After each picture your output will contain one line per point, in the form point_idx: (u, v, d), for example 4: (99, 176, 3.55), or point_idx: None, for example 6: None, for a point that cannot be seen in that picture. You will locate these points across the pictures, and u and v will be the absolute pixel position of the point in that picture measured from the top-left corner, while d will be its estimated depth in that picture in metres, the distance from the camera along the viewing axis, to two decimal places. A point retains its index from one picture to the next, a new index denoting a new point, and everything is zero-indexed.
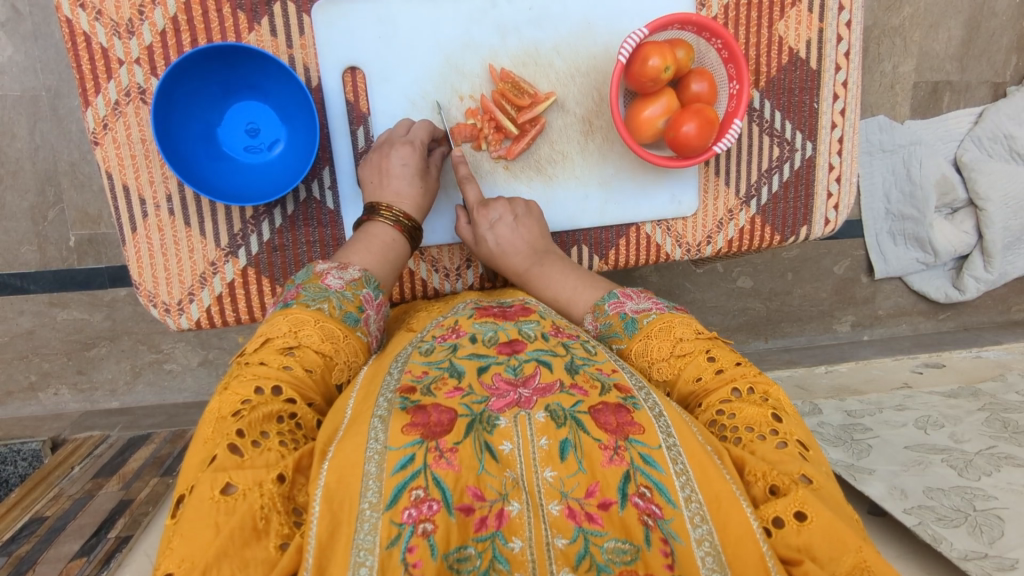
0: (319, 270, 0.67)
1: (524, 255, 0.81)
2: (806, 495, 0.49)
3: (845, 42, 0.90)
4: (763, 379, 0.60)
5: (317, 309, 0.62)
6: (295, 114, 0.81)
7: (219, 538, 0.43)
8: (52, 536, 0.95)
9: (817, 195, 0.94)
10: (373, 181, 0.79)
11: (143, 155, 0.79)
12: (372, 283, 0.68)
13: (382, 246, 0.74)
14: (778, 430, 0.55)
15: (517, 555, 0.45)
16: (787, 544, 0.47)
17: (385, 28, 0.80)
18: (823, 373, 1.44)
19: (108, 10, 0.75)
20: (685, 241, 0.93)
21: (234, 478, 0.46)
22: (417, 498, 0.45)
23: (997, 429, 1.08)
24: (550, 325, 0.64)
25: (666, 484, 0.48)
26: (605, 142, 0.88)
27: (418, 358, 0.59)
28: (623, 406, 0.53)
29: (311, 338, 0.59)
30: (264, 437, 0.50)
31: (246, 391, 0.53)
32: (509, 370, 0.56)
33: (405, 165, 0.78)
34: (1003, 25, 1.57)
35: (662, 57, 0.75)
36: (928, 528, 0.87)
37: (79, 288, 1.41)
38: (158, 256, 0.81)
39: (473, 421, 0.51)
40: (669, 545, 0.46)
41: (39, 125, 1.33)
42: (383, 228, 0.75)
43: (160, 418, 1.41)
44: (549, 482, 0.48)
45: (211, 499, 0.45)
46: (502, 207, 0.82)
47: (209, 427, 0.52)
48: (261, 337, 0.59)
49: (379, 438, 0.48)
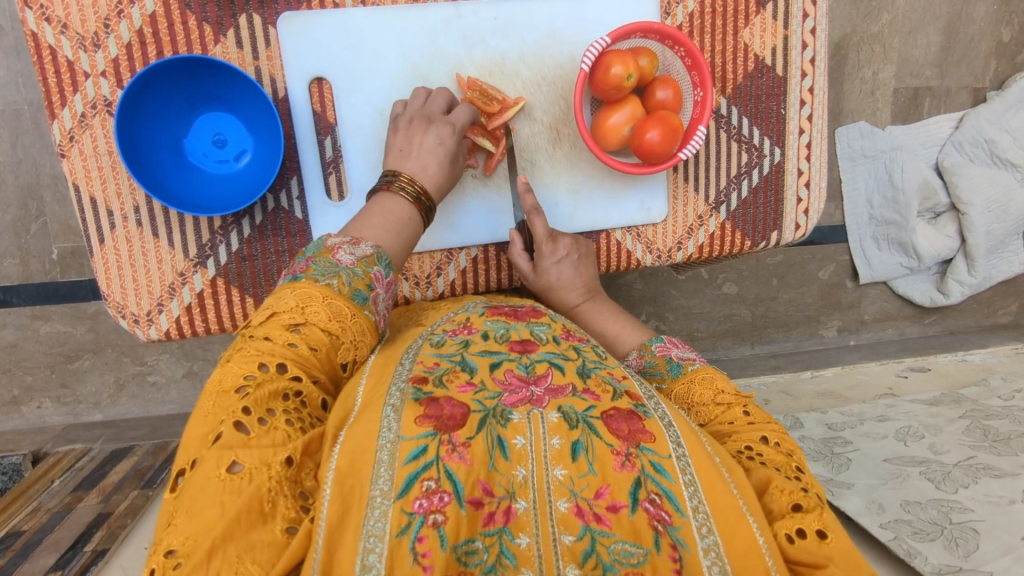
0: (330, 243, 0.63)
1: (580, 290, 0.83)
2: (829, 519, 0.51)
3: (811, 49, 0.91)
4: (791, 439, 0.61)
5: (326, 285, 0.59)
6: (261, 126, 0.81)
7: (226, 518, 0.42)
8: (27, 550, 0.94)
9: (787, 201, 0.95)
10: (399, 149, 0.76)
11: (110, 168, 0.79)
12: (383, 261, 0.64)
13: (398, 223, 0.69)
14: (802, 478, 0.56)
15: (523, 551, 0.46)
16: (808, 552, 0.48)
17: (350, 39, 0.81)
18: (808, 380, 1.45)
19: (73, 24, 0.75)
20: (655, 247, 0.93)
21: (240, 456, 0.45)
22: (428, 489, 0.46)
23: (977, 438, 1.08)
24: (560, 328, 0.65)
25: (675, 492, 0.49)
26: (572, 149, 0.88)
27: (428, 350, 0.60)
28: (635, 413, 0.54)
29: (319, 316, 0.57)
30: (271, 415, 0.50)
31: (249, 366, 0.53)
32: (521, 367, 0.56)
33: (440, 143, 0.77)
34: (981, 32, 1.59)
35: (624, 66, 0.76)
36: (903, 543, 0.87)
37: (62, 301, 1.41)
38: (126, 267, 0.82)
39: (486, 417, 0.51)
40: (677, 551, 0.46)
41: (21, 139, 1.34)
42: (400, 203, 0.71)
43: (143, 431, 1.40)
44: (559, 480, 0.49)
45: (217, 477, 0.44)
46: (569, 246, 0.84)
47: (209, 400, 0.51)
48: (267, 310, 0.57)
49: (392, 427, 0.49)
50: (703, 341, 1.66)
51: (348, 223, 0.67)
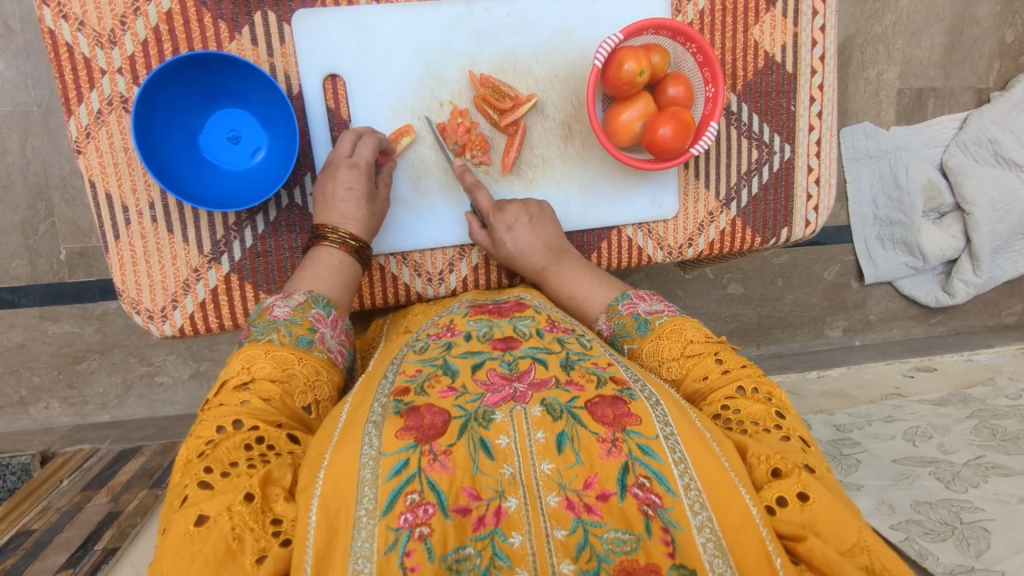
0: (265, 305, 0.67)
1: (542, 252, 0.82)
2: (808, 479, 0.50)
3: (820, 47, 0.92)
4: (769, 381, 0.62)
5: (266, 341, 0.62)
6: (276, 122, 0.82)
7: (196, 566, 0.44)
8: (37, 549, 0.94)
9: (797, 197, 0.95)
10: (320, 201, 0.79)
11: (126, 163, 0.80)
12: (320, 303, 0.69)
13: (329, 270, 0.74)
14: (782, 425, 0.57)
15: (517, 550, 0.45)
16: (791, 522, 0.48)
17: (365, 36, 0.81)
18: (815, 380, 1.45)
19: (90, 21, 0.76)
20: (666, 243, 0.94)
21: (204, 509, 0.47)
22: (412, 502, 0.46)
23: (985, 438, 1.08)
24: (545, 320, 0.65)
25: (665, 473, 0.48)
26: (584, 146, 0.89)
27: (412, 357, 0.60)
28: (620, 398, 0.53)
29: (264, 370, 0.59)
30: (234, 466, 0.51)
31: (208, 431, 0.54)
32: (503, 365, 0.56)
33: (351, 188, 0.77)
34: (984, 33, 1.59)
35: (636, 61, 0.76)
36: (915, 544, 0.88)
37: (69, 302, 1.41)
38: (141, 263, 0.82)
39: (468, 421, 0.51)
40: (669, 534, 0.46)
41: (30, 140, 1.34)
42: (329, 252, 0.75)
43: (150, 432, 1.40)
44: (547, 475, 0.48)
45: (184, 533, 0.46)
46: (516, 210, 0.82)
47: (178, 471, 0.53)
48: (217, 381, 0.59)
49: (374, 444, 0.49)
50: None
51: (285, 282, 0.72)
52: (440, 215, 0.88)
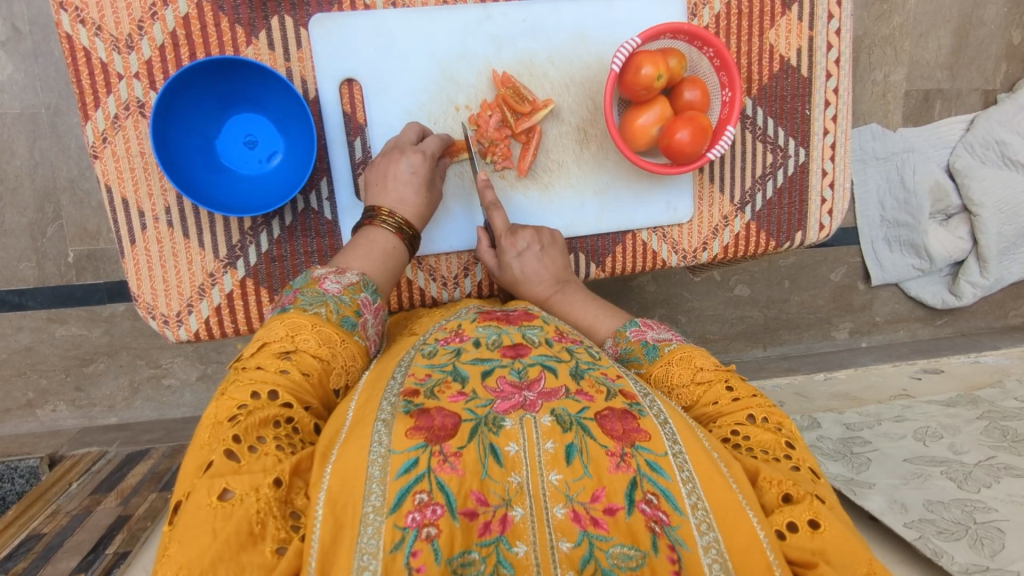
0: (316, 275, 0.67)
1: (548, 283, 0.82)
2: (819, 507, 0.50)
3: (835, 50, 0.92)
4: (777, 410, 0.61)
5: (314, 313, 0.62)
6: (293, 126, 0.82)
7: (217, 544, 0.43)
8: (48, 553, 0.94)
9: (811, 201, 0.95)
10: (376, 184, 0.78)
11: (142, 169, 0.80)
12: (370, 288, 0.69)
13: (383, 253, 0.74)
14: (791, 455, 0.57)
15: (521, 559, 0.45)
16: (801, 548, 0.48)
17: (381, 41, 0.81)
18: (822, 381, 1.45)
19: (107, 26, 0.76)
20: (680, 247, 0.94)
21: (231, 483, 0.46)
22: (420, 502, 0.45)
23: (996, 439, 1.08)
24: (553, 330, 0.64)
25: (673, 490, 0.48)
26: (599, 150, 0.89)
27: (420, 361, 0.59)
28: (629, 413, 0.53)
29: (308, 343, 0.59)
30: (261, 443, 0.50)
31: (242, 395, 0.53)
32: (513, 372, 0.55)
33: (413, 172, 0.78)
34: (991, 34, 1.59)
35: (655, 66, 0.76)
36: (929, 543, 0.87)
37: (77, 304, 1.41)
38: (156, 267, 0.82)
39: (478, 425, 0.50)
40: (675, 552, 0.46)
41: (38, 142, 1.34)
42: (383, 234, 0.75)
43: (158, 433, 1.40)
44: (554, 486, 0.48)
45: (208, 505, 0.45)
46: (530, 236, 0.82)
47: (205, 431, 0.52)
48: (258, 341, 0.59)
49: (383, 442, 0.48)
50: (716, 344, 1.65)
51: (336, 257, 0.72)
52: (465, 218, 0.88)
